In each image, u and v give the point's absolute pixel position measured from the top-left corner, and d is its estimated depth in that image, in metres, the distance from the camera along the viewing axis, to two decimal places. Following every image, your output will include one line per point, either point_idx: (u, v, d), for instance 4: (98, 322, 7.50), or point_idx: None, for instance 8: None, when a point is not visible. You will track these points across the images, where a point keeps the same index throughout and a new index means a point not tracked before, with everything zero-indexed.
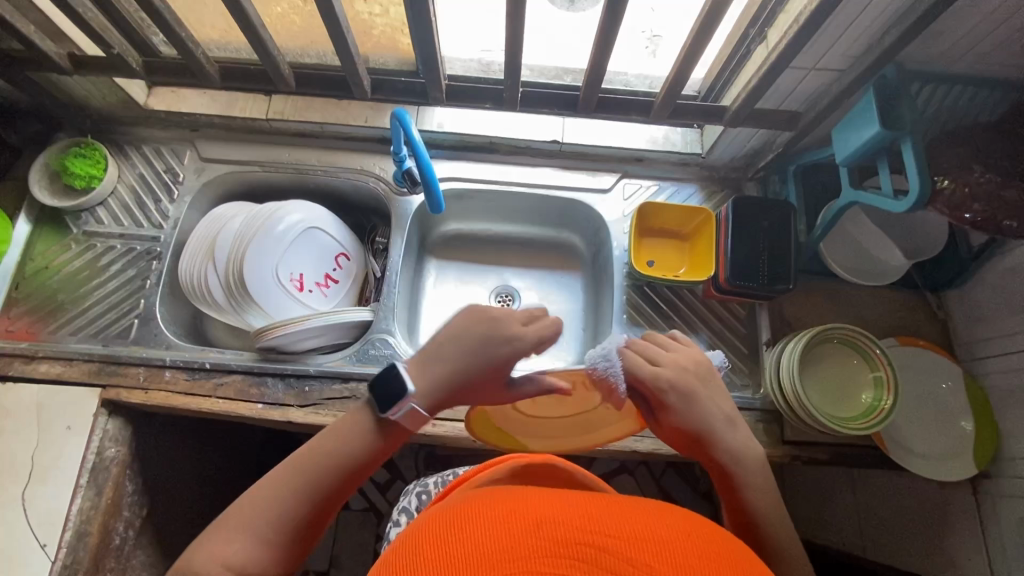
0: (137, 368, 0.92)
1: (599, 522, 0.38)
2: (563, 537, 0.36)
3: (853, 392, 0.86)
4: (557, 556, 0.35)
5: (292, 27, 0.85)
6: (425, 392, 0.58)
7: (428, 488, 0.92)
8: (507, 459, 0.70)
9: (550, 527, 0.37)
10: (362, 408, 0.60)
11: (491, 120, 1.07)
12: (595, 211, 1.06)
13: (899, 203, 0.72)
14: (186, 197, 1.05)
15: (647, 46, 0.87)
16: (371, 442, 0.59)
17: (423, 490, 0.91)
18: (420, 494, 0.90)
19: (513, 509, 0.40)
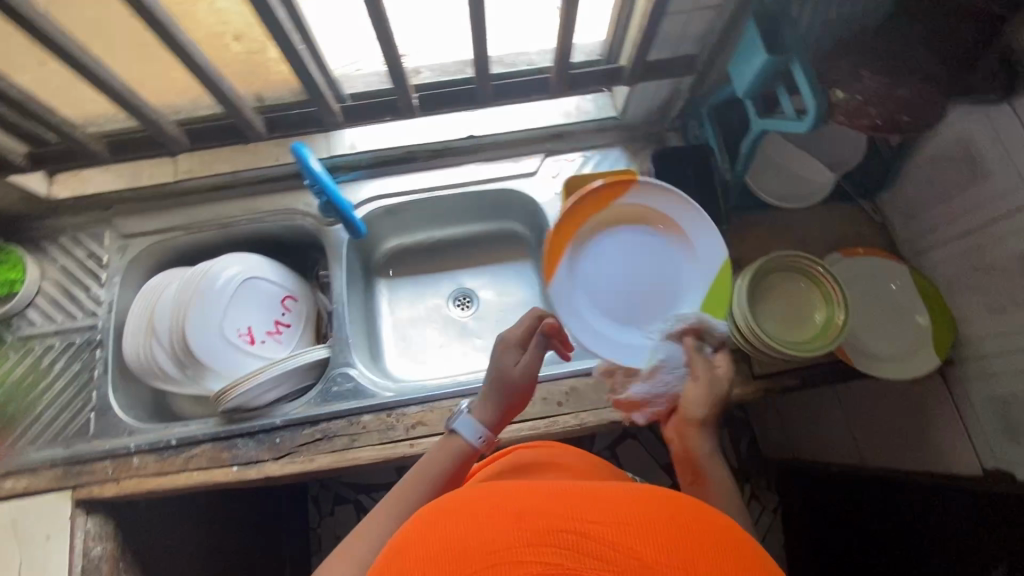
0: (104, 462, 0.90)
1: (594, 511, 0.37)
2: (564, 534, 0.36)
3: (806, 314, 0.87)
4: (546, 549, 0.35)
5: (173, 85, 0.82)
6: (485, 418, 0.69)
7: None
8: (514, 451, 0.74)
9: (537, 520, 0.37)
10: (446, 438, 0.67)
11: (403, 130, 1.05)
12: (528, 196, 1.06)
13: (800, 124, 0.73)
14: (115, 277, 1.02)
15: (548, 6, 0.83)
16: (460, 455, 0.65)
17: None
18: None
19: (518, 497, 0.40)
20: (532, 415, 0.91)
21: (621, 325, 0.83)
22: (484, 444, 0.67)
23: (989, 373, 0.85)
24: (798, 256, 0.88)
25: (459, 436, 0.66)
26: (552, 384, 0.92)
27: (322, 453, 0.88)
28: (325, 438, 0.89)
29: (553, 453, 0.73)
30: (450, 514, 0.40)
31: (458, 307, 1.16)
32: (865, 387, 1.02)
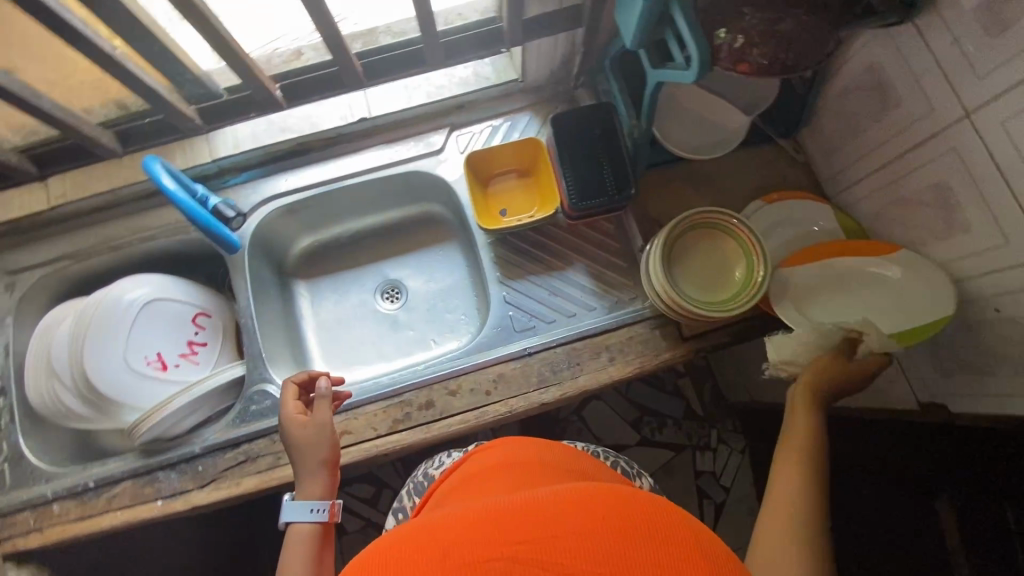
0: (24, 513, 0.87)
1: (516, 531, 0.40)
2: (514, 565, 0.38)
3: (727, 271, 0.84)
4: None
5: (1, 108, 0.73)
6: (319, 493, 0.75)
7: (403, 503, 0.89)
8: (460, 469, 0.74)
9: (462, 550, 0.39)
10: (292, 534, 0.72)
11: (291, 121, 0.97)
12: (436, 176, 0.99)
13: (690, 72, 0.67)
14: (6, 318, 0.95)
15: None
16: (314, 529, 0.73)
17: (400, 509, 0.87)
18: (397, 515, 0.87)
19: (447, 536, 0.41)
20: (461, 408, 0.88)
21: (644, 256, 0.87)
22: (326, 515, 0.73)
23: None
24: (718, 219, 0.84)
25: (303, 521, 0.72)
26: (478, 373, 0.89)
27: (248, 476, 0.85)
28: (249, 459, 0.86)
29: (516, 445, 0.72)
30: (381, 562, 0.40)
31: (386, 300, 1.11)
32: None
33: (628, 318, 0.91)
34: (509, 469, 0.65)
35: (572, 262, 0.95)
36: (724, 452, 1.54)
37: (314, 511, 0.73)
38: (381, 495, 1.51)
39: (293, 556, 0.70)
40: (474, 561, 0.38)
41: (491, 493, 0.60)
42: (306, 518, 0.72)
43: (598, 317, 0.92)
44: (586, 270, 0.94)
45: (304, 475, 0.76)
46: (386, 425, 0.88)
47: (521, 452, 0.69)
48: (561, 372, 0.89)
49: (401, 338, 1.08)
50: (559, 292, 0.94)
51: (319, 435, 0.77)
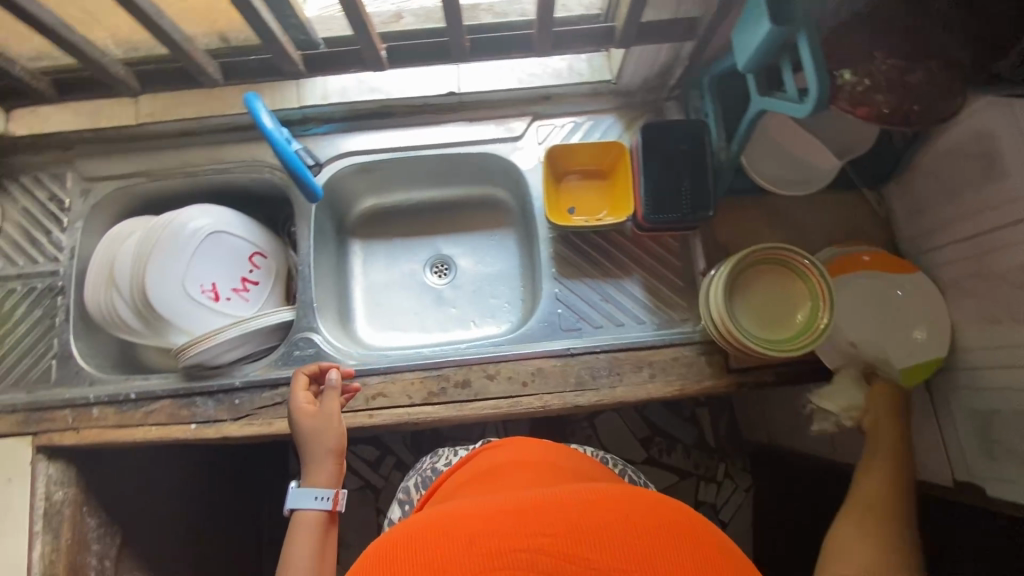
0: (65, 410, 0.90)
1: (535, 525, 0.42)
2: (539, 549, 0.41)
3: (789, 312, 0.83)
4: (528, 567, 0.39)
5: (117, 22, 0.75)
6: (326, 480, 0.78)
7: (409, 495, 0.92)
8: (469, 462, 0.76)
9: (484, 539, 0.41)
10: (299, 519, 0.75)
11: (380, 81, 0.98)
12: (510, 161, 0.99)
13: (801, 106, 0.66)
14: (77, 223, 0.98)
15: None
16: (321, 513, 0.76)
17: (404, 500, 0.91)
18: (402, 505, 0.91)
19: (467, 524, 0.43)
20: (495, 394, 0.89)
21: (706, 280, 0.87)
22: (329, 503, 0.76)
23: (969, 386, 0.80)
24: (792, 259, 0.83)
25: (308, 507, 0.76)
26: (518, 363, 0.90)
27: (280, 418, 0.87)
28: (284, 403, 0.88)
29: (520, 448, 0.73)
30: (403, 545, 0.43)
31: (434, 274, 1.12)
32: None
33: (676, 338, 0.90)
34: (523, 470, 0.67)
35: (630, 272, 0.94)
36: (728, 488, 1.53)
37: (319, 500, 0.76)
38: (383, 460, 1.54)
39: (299, 539, 0.74)
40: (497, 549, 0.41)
41: (503, 487, 0.62)
42: (311, 505, 0.76)
43: (646, 331, 0.91)
44: (643, 283, 0.94)
45: (309, 464, 0.79)
46: (420, 395, 0.89)
47: (538, 454, 0.71)
48: (599, 378, 0.89)
49: (442, 314, 1.09)
50: (611, 298, 0.93)
51: (323, 429, 0.79)
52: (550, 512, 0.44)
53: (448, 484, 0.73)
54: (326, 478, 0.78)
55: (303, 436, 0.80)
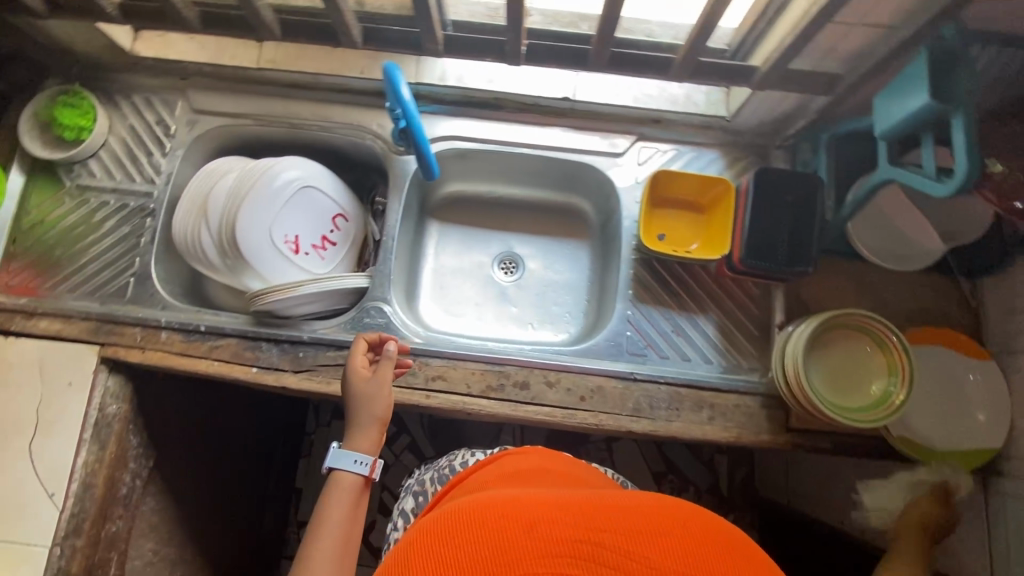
0: (134, 328, 0.92)
1: (590, 521, 0.43)
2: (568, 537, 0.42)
3: (863, 382, 0.81)
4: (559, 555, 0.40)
5: None
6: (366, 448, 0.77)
7: (425, 487, 0.91)
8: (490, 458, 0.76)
9: (543, 529, 0.42)
10: (333, 481, 0.75)
11: (497, 73, 0.98)
12: (606, 176, 0.99)
13: (941, 185, 0.65)
14: (178, 150, 1.00)
15: None
16: (357, 479, 0.75)
17: (419, 492, 0.91)
18: (417, 497, 0.90)
19: (521, 513, 0.44)
20: (551, 402, 0.88)
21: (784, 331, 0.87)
22: (368, 469, 0.76)
23: None
24: (869, 325, 0.81)
25: (348, 470, 0.75)
26: (579, 376, 0.90)
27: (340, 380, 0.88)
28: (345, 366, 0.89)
29: (543, 460, 0.73)
30: (457, 531, 0.43)
31: (502, 271, 1.12)
32: None
33: (741, 385, 0.89)
34: (549, 479, 0.66)
35: (706, 310, 0.94)
36: None
37: (360, 464, 0.75)
38: (397, 438, 1.54)
39: (337, 496, 0.73)
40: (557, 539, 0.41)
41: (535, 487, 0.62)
42: (351, 468, 0.75)
43: (711, 371, 0.91)
44: (717, 323, 0.93)
45: (355, 427, 0.78)
46: (478, 387, 0.89)
47: (557, 467, 0.71)
48: (657, 409, 0.88)
49: (502, 311, 1.09)
50: (683, 331, 0.93)
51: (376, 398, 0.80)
52: (580, 509, 0.45)
53: (472, 478, 0.70)
54: (368, 445, 0.77)
55: (355, 399, 0.80)
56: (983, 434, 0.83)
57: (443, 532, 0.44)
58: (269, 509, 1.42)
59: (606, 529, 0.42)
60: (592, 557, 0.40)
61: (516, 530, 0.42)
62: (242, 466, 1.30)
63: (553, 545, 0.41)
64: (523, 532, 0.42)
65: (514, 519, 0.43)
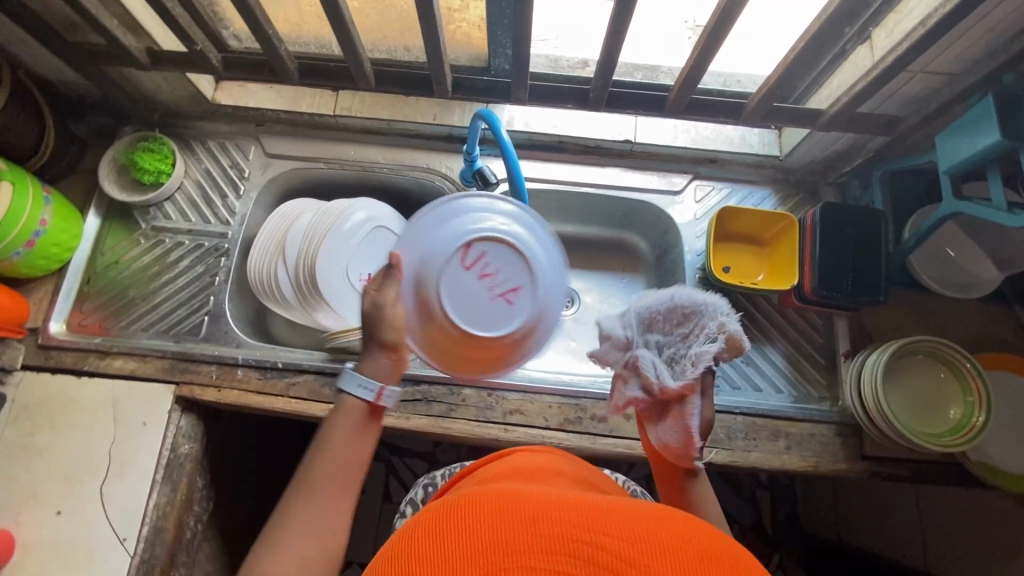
0: (210, 366, 0.92)
1: (598, 521, 0.40)
2: (565, 536, 0.39)
3: (939, 408, 0.83)
4: (556, 554, 0.38)
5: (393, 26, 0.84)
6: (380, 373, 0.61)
7: (437, 480, 0.88)
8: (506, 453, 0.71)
9: (547, 524, 0.40)
10: (346, 402, 0.59)
11: (561, 118, 1.04)
12: (666, 214, 1.03)
13: (1014, 216, 0.70)
14: (252, 193, 1.04)
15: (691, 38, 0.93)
16: (365, 414, 0.59)
17: (429, 482, 0.88)
18: (427, 487, 0.87)
19: (527, 504, 0.42)
20: (630, 434, 0.89)
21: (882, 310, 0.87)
22: (375, 396, 0.59)
23: None
24: (933, 349, 0.83)
25: (350, 395, 0.59)
26: None
27: (418, 415, 0.89)
28: (424, 401, 0.90)
29: (557, 458, 0.70)
30: (458, 517, 0.42)
31: None
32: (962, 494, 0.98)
33: (814, 413, 0.91)
34: (564, 475, 0.63)
35: (773, 341, 0.96)
36: None
37: (366, 389, 0.59)
38: None
39: (336, 437, 0.58)
40: (554, 536, 0.39)
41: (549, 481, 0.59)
42: (356, 395, 0.59)
43: (783, 401, 0.92)
44: (784, 353, 0.95)
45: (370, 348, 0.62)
46: (556, 420, 0.89)
47: (568, 464, 0.68)
48: (735, 439, 0.89)
49: (561, 344, 1.10)
50: (752, 362, 0.95)
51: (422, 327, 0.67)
52: (582, 505, 0.42)
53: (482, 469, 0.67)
54: (385, 377, 0.61)
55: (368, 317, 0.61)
56: None
57: (437, 520, 0.42)
58: None
59: (606, 532, 0.39)
60: (586, 558, 0.38)
61: (511, 523, 0.40)
62: None
63: (550, 543, 0.38)
64: (521, 528, 0.39)
65: (513, 510, 0.41)
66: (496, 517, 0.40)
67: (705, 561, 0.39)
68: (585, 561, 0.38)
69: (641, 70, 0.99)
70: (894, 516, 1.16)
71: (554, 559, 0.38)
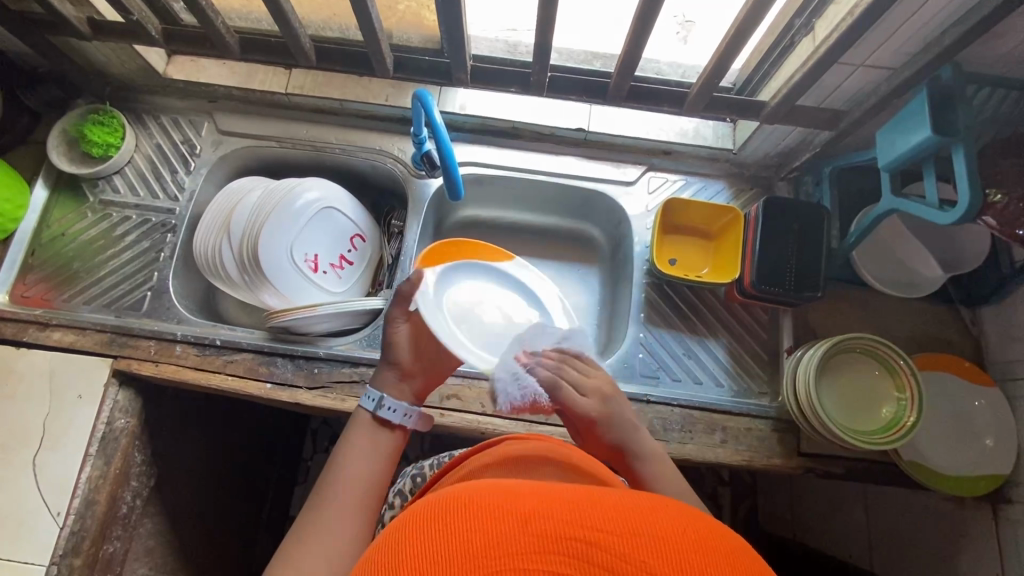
0: (148, 342, 0.92)
1: (592, 516, 0.34)
2: (556, 533, 0.32)
3: (876, 406, 0.82)
4: (546, 552, 0.31)
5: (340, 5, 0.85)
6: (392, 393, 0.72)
7: (423, 470, 0.89)
8: (495, 445, 0.69)
9: (539, 521, 0.33)
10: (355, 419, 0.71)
11: (514, 103, 1.02)
12: (617, 203, 1.02)
13: (944, 214, 0.69)
14: (202, 169, 1.03)
15: (678, 31, 0.86)
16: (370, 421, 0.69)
17: (418, 473, 0.89)
18: (416, 477, 0.88)
19: (512, 498, 0.35)
20: None
21: (878, 282, 0.92)
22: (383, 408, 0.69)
23: None
24: (870, 345, 0.82)
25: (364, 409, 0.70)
26: None
27: (354, 397, 0.89)
28: (361, 383, 0.89)
29: (545, 445, 0.68)
30: (439, 518, 0.34)
31: None
32: (904, 495, 0.97)
33: (752, 407, 0.90)
34: (552, 463, 0.62)
35: (715, 334, 0.96)
36: None
37: (371, 401, 0.70)
38: None
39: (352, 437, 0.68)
40: (544, 537, 0.32)
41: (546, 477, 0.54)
42: (366, 408, 0.70)
43: (722, 395, 0.92)
44: (726, 347, 0.95)
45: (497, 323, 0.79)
46: (492, 406, 0.89)
47: (560, 453, 0.66)
48: (671, 432, 0.88)
49: None
50: (693, 355, 0.95)
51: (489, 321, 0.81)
52: (575, 499, 0.36)
53: (468, 462, 0.65)
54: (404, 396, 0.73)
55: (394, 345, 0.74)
56: (992, 459, 0.84)
57: (409, 526, 0.35)
58: (259, 535, 1.36)
59: (603, 527, 0.33)
60: (586, 558, 0.31)
61: (493, 519, 0.33)
62: (233, 489, 1.26)
63: (541, 543, 0.32)
64: (509, 526, 0.33)
65: (489, 504, 0.34)
66: (472, 516, 0.34)
67: (707, 551, 0.33)
68: (587, 562, 0.31)
69: (602, 59, 0.94)
70: (842, 518, 1.11)
71: (549, 560, 0.31)
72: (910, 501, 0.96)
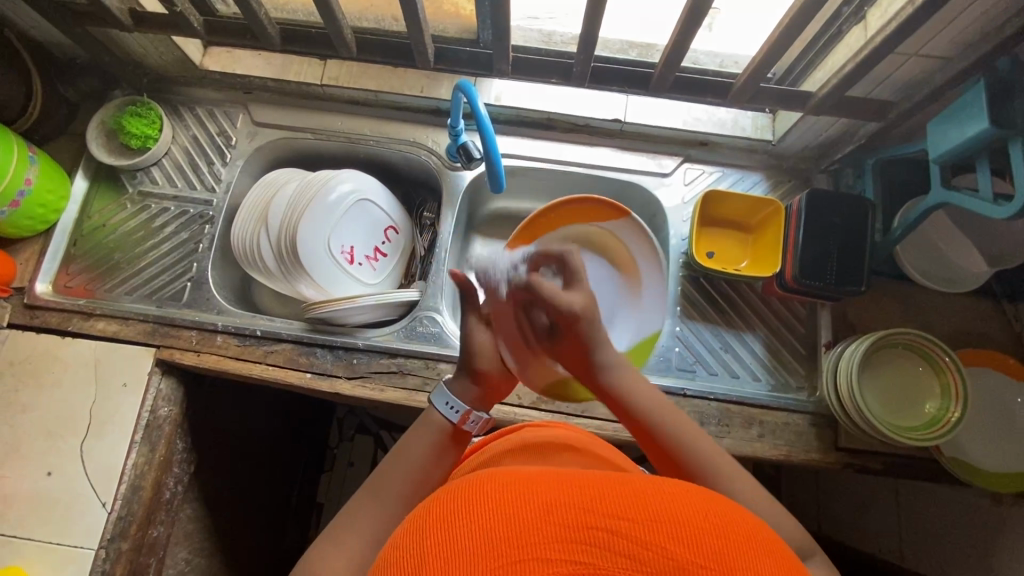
0: (190, 331, 0.93)
1: (616, 503, 0.34)
2: (579, 521, 0.32)
3: (914, 401, 0.82)
4: (566, 541, 0.31)
5: None
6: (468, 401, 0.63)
7: None
8: (521, 429, 0.69)
9: (558, 510, 0.33)
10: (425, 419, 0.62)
11: (550, 94, 1.02)
12: (653, 195, 1.01)
13: (999, 208, 0.68)
14: (238, 160, 1.04)
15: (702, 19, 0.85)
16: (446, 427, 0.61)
17: None
18: None
19: (533, 485, 0.35)
20: (602, 415, 0.89)
21: (918, 276, 0.92)
22: (461, 417, 0.61)
23: None
24: (912, 339, 0.81)
25: (436, 413, 0.62)
26: None
27: (392, 387, 0.89)
28: (398, 374, 0.90)
29: (568, 433, 0.69)
30: (463, 506, 0.35)
31: None
32: (939, 490, 0.96)
33: (789, 402, 0.90)
34: (577, 451, 0.62)
35: (753, 328, 0.95)
36: None
37: (452, 410, 0.61)
38: None
39: (419, 438, 0.60)
40: (565, 525, 0.32)
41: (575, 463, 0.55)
42: (441, 412, 0.61)
43: (760, 389, 0.91)
44: (763, 341, 0.95)
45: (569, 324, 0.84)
46: (529, 398, 0.89)
47: (577, 439, 0.67)
48: (708, 425, 0.88)
49: None
50: (730, 349, 0.94)
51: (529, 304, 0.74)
52: (596, 485, 0.36)
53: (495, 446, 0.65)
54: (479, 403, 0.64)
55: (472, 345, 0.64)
56: None
57: (433, 514, 0.36)
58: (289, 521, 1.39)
59: (626, 514, 0.33)
60: (608, 547, 0.31)
61: (515, 508, 0.33)
62: (266, 475, 1.29)
63: (563, 531, 0.32)
64: (528, 515, 0.33)
65: (511, 493, 0.35)
66: (495, 504, 0.34)
67: (728, 538, 0.33)
68: (608, 549, 0.31)
69: (637, 48, 0.92)
70: (873, 512, 1.10)
71: (572, 550, 0.31)
72: (946, 496, 0.96)
